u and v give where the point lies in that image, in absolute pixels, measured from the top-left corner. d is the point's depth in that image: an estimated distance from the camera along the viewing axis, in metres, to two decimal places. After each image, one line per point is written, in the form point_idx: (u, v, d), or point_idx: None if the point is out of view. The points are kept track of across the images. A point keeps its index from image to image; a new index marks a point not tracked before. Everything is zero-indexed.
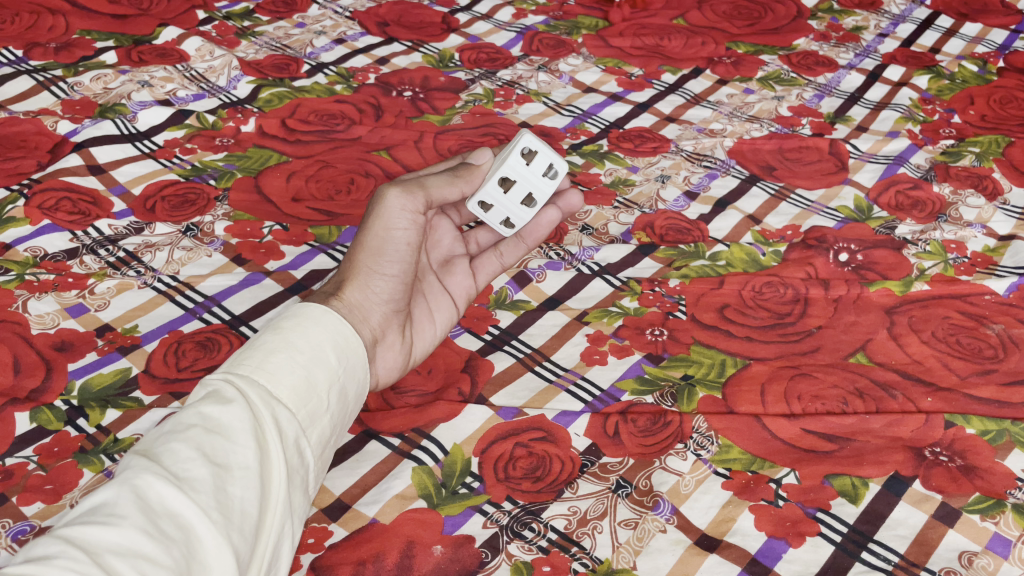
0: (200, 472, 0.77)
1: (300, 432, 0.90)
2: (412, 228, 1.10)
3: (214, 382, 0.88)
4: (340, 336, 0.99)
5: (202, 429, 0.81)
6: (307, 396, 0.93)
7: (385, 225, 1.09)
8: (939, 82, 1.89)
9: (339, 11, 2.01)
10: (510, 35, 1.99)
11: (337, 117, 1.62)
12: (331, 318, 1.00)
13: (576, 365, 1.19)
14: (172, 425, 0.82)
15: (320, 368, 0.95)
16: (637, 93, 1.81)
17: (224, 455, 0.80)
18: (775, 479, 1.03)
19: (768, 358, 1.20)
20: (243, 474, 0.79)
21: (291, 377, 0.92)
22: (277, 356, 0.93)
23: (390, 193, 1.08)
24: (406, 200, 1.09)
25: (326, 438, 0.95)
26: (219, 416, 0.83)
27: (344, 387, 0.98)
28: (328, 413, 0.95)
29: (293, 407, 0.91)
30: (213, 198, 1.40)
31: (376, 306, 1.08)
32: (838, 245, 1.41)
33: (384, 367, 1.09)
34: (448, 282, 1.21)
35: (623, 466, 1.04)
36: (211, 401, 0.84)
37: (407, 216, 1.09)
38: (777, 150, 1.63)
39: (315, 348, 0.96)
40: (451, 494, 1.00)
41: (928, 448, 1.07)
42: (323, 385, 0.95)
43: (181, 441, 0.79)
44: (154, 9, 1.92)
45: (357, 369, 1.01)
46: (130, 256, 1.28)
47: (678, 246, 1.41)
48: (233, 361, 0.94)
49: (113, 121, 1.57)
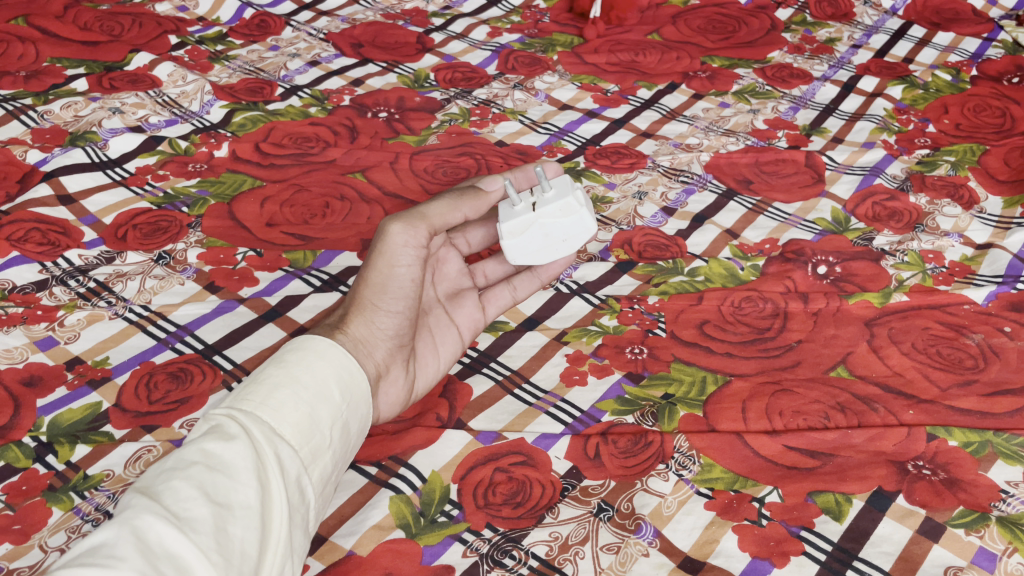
0: (201, 511, 0.76)
1: (302, 470, 0.89)
2: (415, 263, 1.08)
3: (217, 417, 0.87)
4: (344, 371, 0.99)
5: (204, 467, 0.80)
6: (310, 433, 0.92)
7: (390, 262, 1.07)
8: (913, 92, 1.90)
9: (313, 33, 2.00)
10: (485, 53, 1.99)
11: (312, 140, 1.61)
12: (335, 351, 0.99)
13: (556, 387, 1.18)
14: (173, 461, 0.81)
15: (323, 404, 0.94)
16: (613, 110, 1.80)
17: (226, 493, 0.79)
18: (758, 497, 1.02)
19: (749, 374, 1.19)
20: (245, 514, 0.78)
21: (294, 414, 0.92)
22: (281, 392, 0.93)
23: (394, 228, 1.07)
24: (409, 234, 1.08)
25: (327, 475, 0.93)
26: (221, 452, 0.82)
27: (346, 423, 0.97)
28: (330, 449, 0.94)
29: (295, 443, 0.90)
30: (185, 225, 1.39)
31: (382, 342, 1.06)
32: (816, 258, 1.41)
33: (387, 402, 1.08)
34: (456, 314, 1.20)
35: (604, 489, 1.03)
36: (213, 437, 0.83)
37: (411, 252, 1.08)
38: (753, 164, 1.63)
39: (319, 383, 0.96)
40: (430, 523, 0.98)
41: (911, 462, 1.07)
42: (326, 422, 0.94)
43: (183, 479, 0.78)
44: (126, 35, 1.91)
45: (359, 404, 1.00)
46: (101, 286, 1.26)
47: (656, 262, 1.40)
48: (236, 396, 0.93)
49: (84, 149, 1.55)
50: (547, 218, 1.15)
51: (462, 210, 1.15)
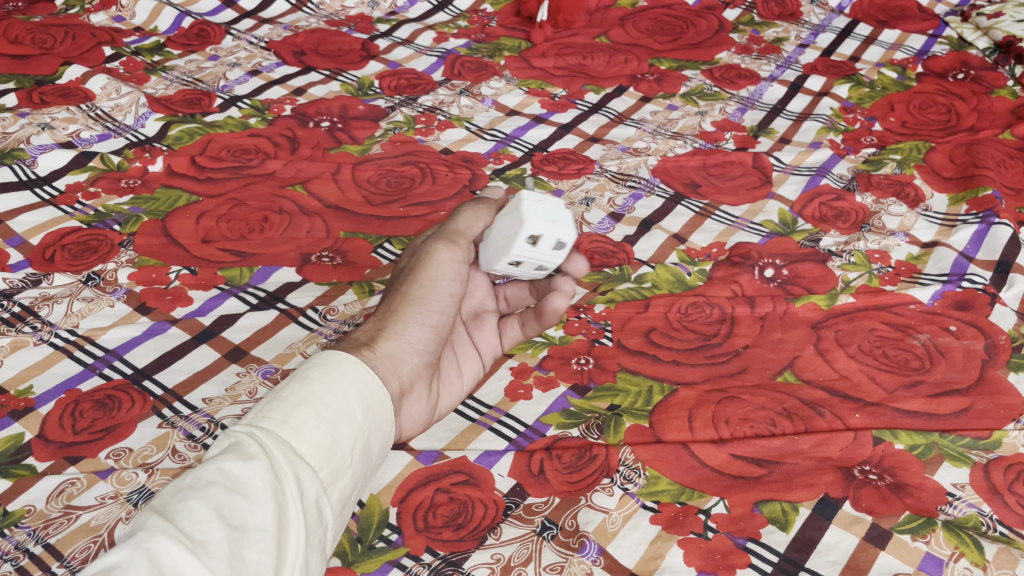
0: (217, 535, 0.71)
1: (321, 491, 0.84)
2: (456, 279, 1.07)
3: (236, 434, 0.83)
4: (368, 390, 0.93)
5: (221, 487, 0.75)
6: (331, 453, 0.87)
7: (431, 276, 1.06)
8: (860, 90, 1.91)
9: (254, 42, 1.96)
10: (431, 59, 1.96)
11: (251, 152, 1.56)
12: (360, 369, 0.94)
13: (500, 402, 1.15)
14: (189, 479, 0.76)
15: (345, 424, 0.89)
16: (560, 115, 1.78)
17: (243, 516, 0.74)
18: (704, 509, 1.00)
19: (696, 382, 1.17)
20: (262, 538, 0.74)
21: (315, 433, 0.86)
22: (303, 409, 0.87)
23: (438, 245, 1.07)
24: (452, 252, 1.08)
25: (345, 497, 0.88)
26: (239, 472, 0.77)
27: (366, 443, 0.92)
28: (349, 471, 0.89)
29: (316, 464, 0.85)
30: (117, 244, 1.34)
31: (411, 358, 1.02)
32: (763, 261, 1.40)
33: (409, 420, 1.05)
34: (477, 335, 1.17)
35: (548, 506, 1.00)
36: (232, 456, 0.79)
37: (453, 268, 1.08)
38: (700, 167, 1.62)
39: (341, 401, 0.90)
40: (368, 549, 0.95)
41: (858, 468, 1.06)
42: (347, 442, 0.89)
43: (199, 499, 0.73)
44: (58, 48, 1.85)
45: (381, 423, 0.95)
46: (26, 311, 1.21)
47: (603, 269, 1.38)
48: (255, 411, 0.88)
49: (11, 167, 1.50)
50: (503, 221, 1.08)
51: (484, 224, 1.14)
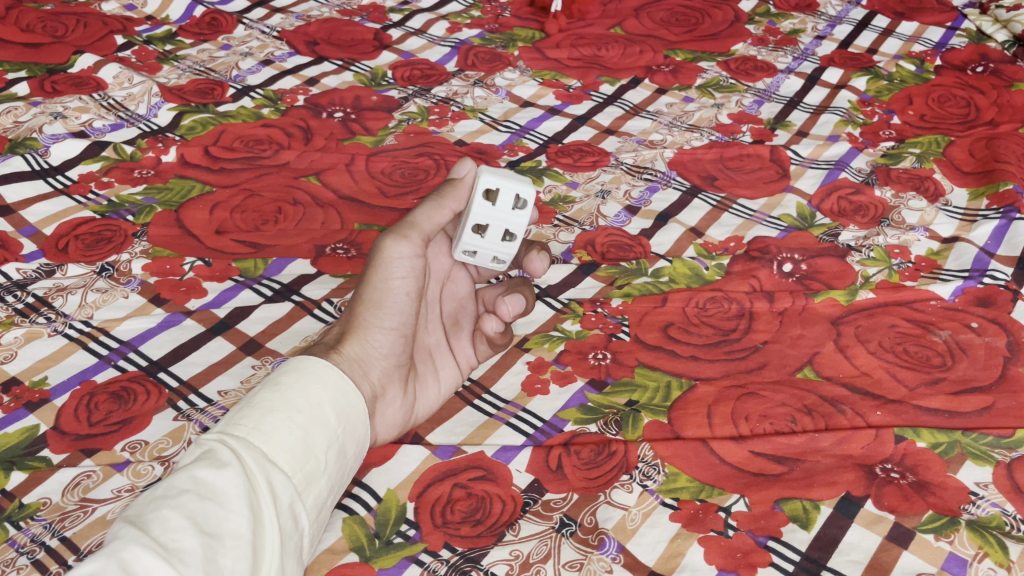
0: (191, 542, 0.73)
1: (295, 496, 0.86)
2: (410, 275, 1.05)
3: (208, 443, 0.85)
4: (341, 394, 0.95)
5: (194, 496, 0.77)
6: (304, 458, 0.88)
7: (383, 275, 1.04)
8: (878, 83, 1.89)
9: (267, 31, 1.95)
10: (444, 49, 1.94)
11: (264, 143, 1.55)
12: (331, 373, 0.96)
13: (517, 397, 1.14)
14: (163, 489, 0.78)
15: (319, 428, 0.91)
16: (575, 106, 1.77)
17: (216, 523, 0.76)
18: (724, 507, 0.99)
19: (714, 377, 1.16)
20: (236, 544, 0.76)
21: (288, 439, 0.88)
22: (274, 415, 0.89)
23: (386, 241, 1.04)
24: (403, 246, 1.04)
25: (323, 500, 0.90)
26: (212, 480, 0.79)
27: (342, 446, 0.94)
28: (326, 474, 0.91)
29: (289, 469, 0.87)
30: (130, 234, 1.33)
31: (377, 361, 1.03)
32: (782, 255, 1.38)
33: (384, 423, 1.04)
34: (455, 342, 1.17)
35: (566, 503, 0.99)
36: (205, 464, 0.80)
37: (406, 264, 1.04)
38: (717, 160, 1.60)
39: (313, 406, 0.92)
40: (385, 544, 0.94)
41: (879, 466, 1.04)
42: (321, 446, 0.91)
43: (172, 508, 0.75)
44: (69, 36, 1.84)
45: (357, 427, 0.96)
46: (40, 302, 1.21)
47: (619, 263, 1.36)
48: (228, 419, 0.90)
49: (24, 156, 1.49)
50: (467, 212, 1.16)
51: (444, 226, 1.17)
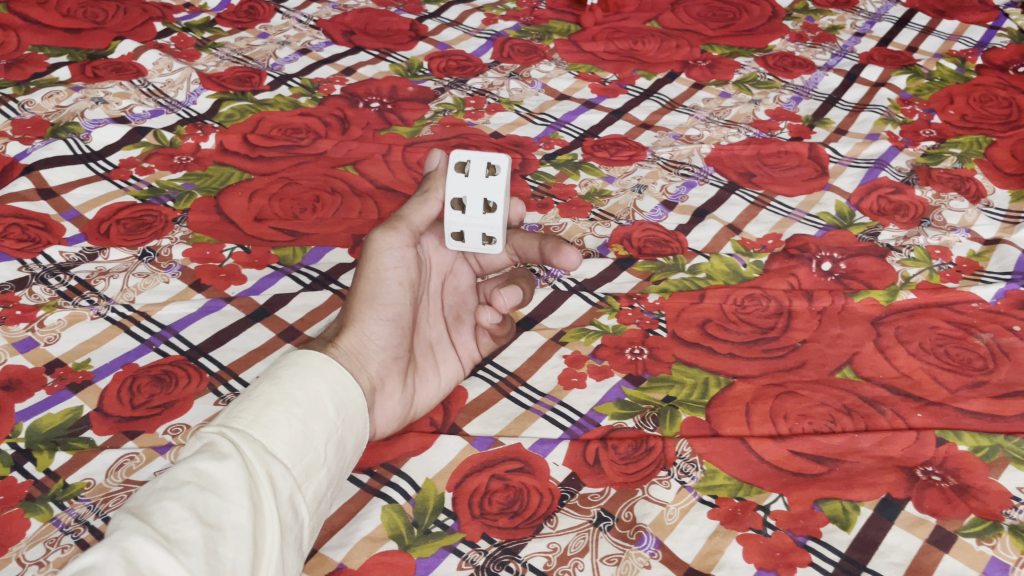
0: (192, 533, 0.73)
1: (295, 488, 0.86)
2: (402, 266, 1.04)
3: (209, 435, 0.84)
4: (339, 386, 0.94)
5: (195, 487, 0.77)
6: (304, 450, 0.88)
7: (376, 267, 1.03)
8: (918, 81, 1.86)
9: (303, 20, 1.95)
10: (480, 41, 1.94)
11: (301, 131, 1.56)
12: (330, 366, 0.95)
13: (554, 390, 1.14)
14: (165, 481, 0.78)
15: (318, 420, 0.91)
16: (611, 100, 1.76)
17: (217, 514, 0.76)
18: (763, 505, 0.99)
19: (753, 375, 1.15)
20: (237, 534, 0.76)
21: (288, 431, 0.88)
22: (274, 408, 0.89)
23: (375, 234, 1.04)
24: (392, 238, 1.03)
25: (323, 492, 0.89)
26: (213, 472, 0.79)
27: (342, 439, 0.93)
28: (325, 466, 0.90)
29: (289, 461, 0.86)
30: (170, 220, 1.34)
31: (375, 354, 1.02)
32: (821, 254, 1.37)
33: (383, 417, 1.03)
34: (456, 337, 1.14)
35: (604, 497, 0.99)
36: (206, 456, 0.80)
37: (397, 255, 1.04)
38: (755, 156, 1.59)
39: (312, 399, 0.92)
40: (424, 533, 0.95)
41: (920, 468, 1.03)
42: (320, 438, 0.90)
43: (173, 500, 0.75)
44: (110, 22, 1.86)
45: (356, 419, 0.96)
46: (82, 285, 1.22)
47: (656, 259, 1.36)
48: (228, 413, 0.89)
49: (66, 140, 1.50)
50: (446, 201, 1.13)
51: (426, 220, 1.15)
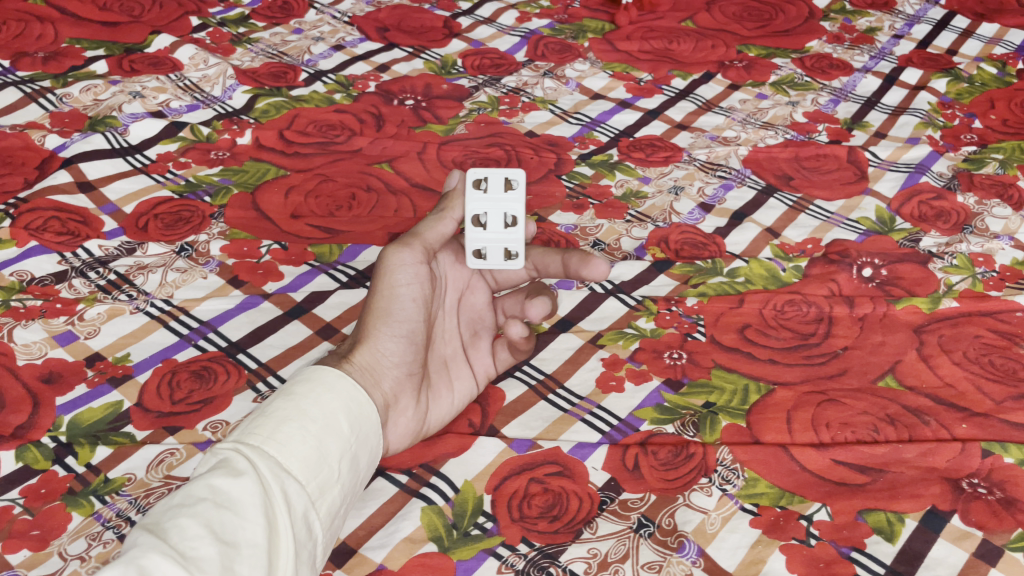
0: (208, 551, 0.73)
1: (309, 505, 0.85)
2: (415, 281, 1.04)
3: (224, 451, 0.85)
4: (353, 403, 0.94)
5: (211, 504, 0.77)
6: (318, 467, 0.88)
7: (390, 283, 1.03)
8: (958, 85, 1.83)
9: (338, 16, 1.95)
10: (514, 39, 1.93)
11: (337, 128, 1.56)
12: (344, 383, 0.95)
13: (592, 393, 1.13)
14: (180, 497, 0.78)
15: (332, 438, 0.91)
16: (646, 100, 1.74)
17: (232, 531, 0.76)
18: (806, 515, 0.97)
19: (794, 382, 1.14)
20: (252, 552, 0.76)
21: (302, 448, 0.88)
22: (289, 425, 0.89)
23: (389, 251, 1.04)
24: (406, 254, 1.03)
25: (337, 509, 0.89)
26: (228, 489, 0.79)
27: (356, 456, 0.93)
28: (339, 483, 0.90)
29: (303, 478, 0.86)
30: (208, 216, 1.35)
31: (388, 370, 1.01)
32: (861, 259, 1.35)
33: (396, 434, 1.01)
34: (472, 353, 1.12)
35: (644, 503, 0.98)
36: (221, 473, 0.81)
37: (411, 271, 1.04)
38: (793, 159, 1.57)
39: (327, 416, 0.91)
40: (463, 536, 0.94)
41: (965, 480, 1.02)
42: (335, 455, 0.90)
43: (189, 516, 0.75)
44: (146, 16, 1.86)
45: (369, 436, 0.95)
46: (121, 279, 1.22)
47: (694, 262, 1.34)
48: (243, 429, 0.90)
49: (104, 134, 1.51)
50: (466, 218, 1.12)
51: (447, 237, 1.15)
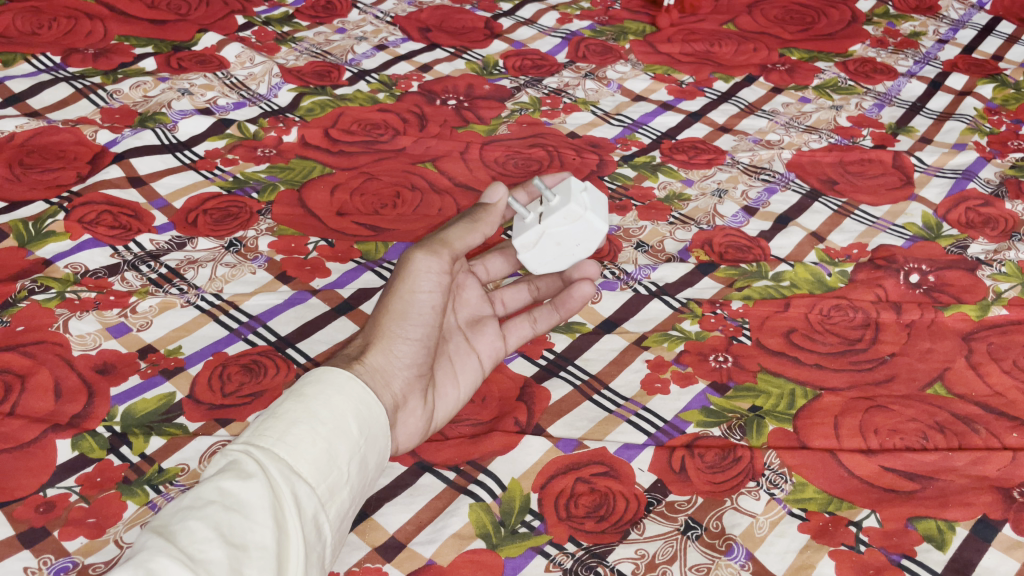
0: (216, 554, 0.72)
1: (320, 507, 0.84)
2: (437, 290, 1.04)
3: (234, 453, 0.83)
4: (363, 404, 0.93)
5: (220, 506, 0.76)
6: (328, 469, 0.87)
7: (410, 288, 1.03)
8: (1005, 91, 1.81)
9: (380, 16, 1.97)
10: (555, 40, 1.93)
11: (381, 127, 1.57)
12: (354, 384, 0.94)
13: (637, 394, 1.13)
14: (190, 499, 0.77)
15: (342, 440, 0.89)
16: (688, 102, 1.74)
17: (241, 534, 0.75)
18: (855, 521, 0.97)
19: (841, 388, 1.13)
20: (261, 554, 0.75)
21: (312, 449, 0.86)
22: (299, 427, 0.87)
23: (416, 254, 1.04)
24: (431, 261, 1.04)
25: (346, 511, 0.88)
26: (238, 491, 0.78)
27: (365, 457, 0.91)
28: (348, 485, 0.88)
29: (313, 480, 0.85)
30: (255, 212, 1.36)
31: (399, 371, 1.01)
32: (908, 266, 1.34)
33: (404, 433, 1.01)
34: (478, 344, 1.12)
35: (691, 505, 0.98)
36: (231, 475, 0.80)
37: (433, 278, 1.04)
38: (837, 164, 1.56)
39: (336, 418, 0.90)
40: (511, 533, 0.95)
41: (1017, 489, 1.01)
42: (344, 457, 0.88)
43: (199, 519, 0.75)
44: (193, 14, 1.89)
45: (379, 437, 0.94)
46: (172, 273, 1.24)
47: (738, 265, 1.34)
48: (253, 429, 0.88)
49: (154, 130, 1.54)
50: (554, 228, 1.11)
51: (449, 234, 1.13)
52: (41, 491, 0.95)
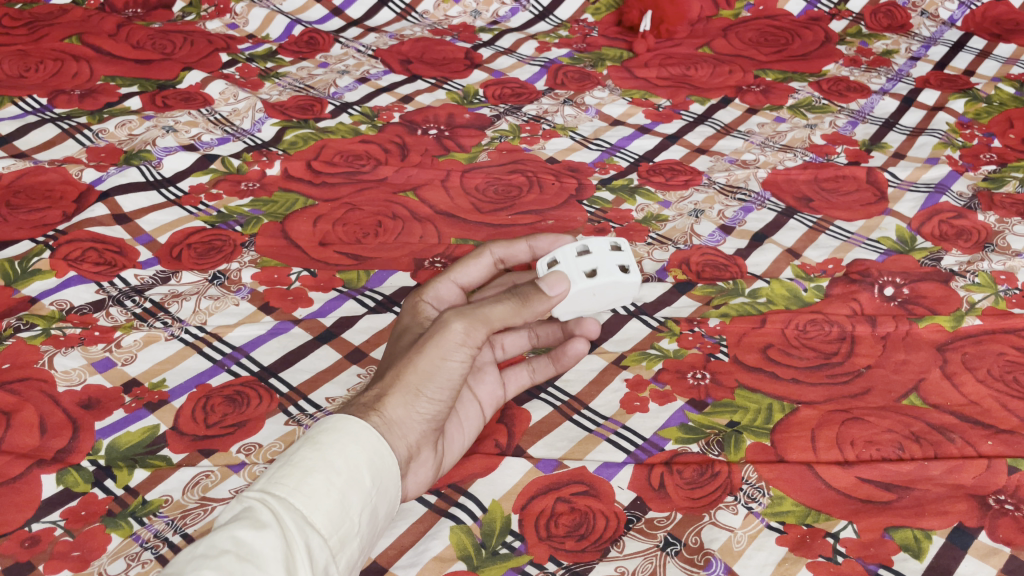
0: None
1: (331, 560, 0.80)
2: (467, 361, 0.94)
3: (248, 500, 0.78)
4: (378, 455, 0.87)
5: (234, 556, 0.72)
6: (341, 520, 0.82)
7: (441, 353, 0.93)
8: (976, 105, 1.84)
9: (362, 50, 2.01)
10: (534, 68, 1.97)
11: (363, 158, 1.60)
12: (369, 435, 0.87)
13: (616, 413, 1.14)
14: (201, 547, 0.72)
15: (355, 491, 0.84)
16: (665, 125, 1.77)
17: None
18: (832, 533, 0.98)
19: (818, 401, 1.15)
20: None
21: (326, 500, 0.81)
22: (315, 477, 0.82)
23: (454, 323, 0.93)
24: (471, 335, 0.93)
25: (354, 563, 0.83)
26: (253, 541, 0.73)
27: (376, 508, 0.86)
28: (359, 536, 0.84)
29: (326, 532, 0.80)
30: (239, 244, 1.39)
31: (416, 424, 0.93)
32: (883, 279, 1.36)
33: (414, 483, 0.98)
34: (478, 389, 1.11)
35: (670, 521, 0.99)
36: (245, 523, 0.75)
37: (464, 350, 0.94)
38: (812, 181, 1.59)
39: (352, 467, 0.84)
40: (492, 554, 0.96)
41: (993, 497, 1.02)
42: (357, 508, 0.83)
43: (212, 569, 0.70)
44: (178, 53, 1.93)
45: (390, 488, 0.89)
46: (157, 307, 1.26)
47: (715, 283, 1.36)
48: (267, 476, 0.83)
49: (139, 167, 1.56)
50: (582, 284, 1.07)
51: (455, 280, 1.12)
52: (26, 526, 0.96)
